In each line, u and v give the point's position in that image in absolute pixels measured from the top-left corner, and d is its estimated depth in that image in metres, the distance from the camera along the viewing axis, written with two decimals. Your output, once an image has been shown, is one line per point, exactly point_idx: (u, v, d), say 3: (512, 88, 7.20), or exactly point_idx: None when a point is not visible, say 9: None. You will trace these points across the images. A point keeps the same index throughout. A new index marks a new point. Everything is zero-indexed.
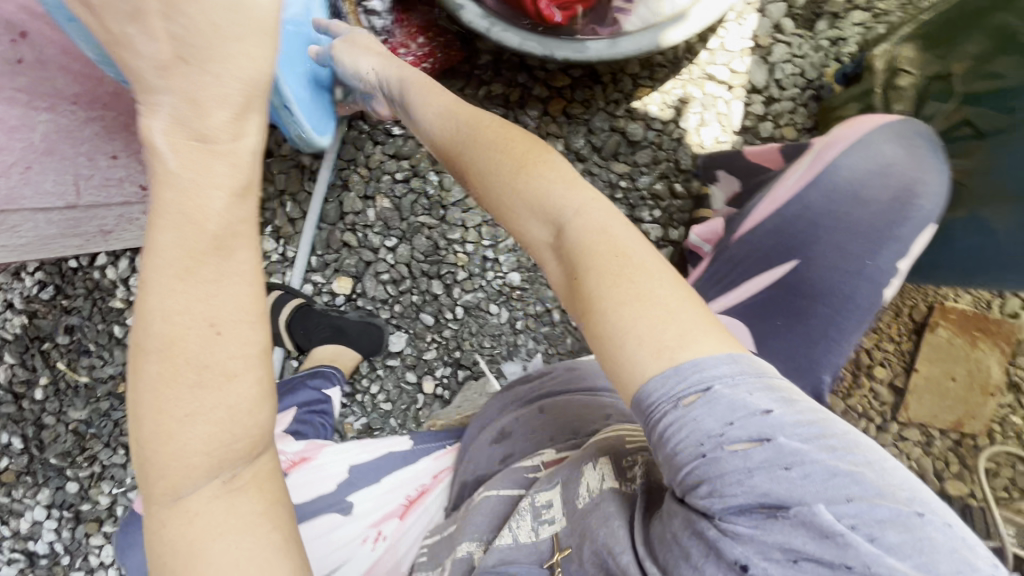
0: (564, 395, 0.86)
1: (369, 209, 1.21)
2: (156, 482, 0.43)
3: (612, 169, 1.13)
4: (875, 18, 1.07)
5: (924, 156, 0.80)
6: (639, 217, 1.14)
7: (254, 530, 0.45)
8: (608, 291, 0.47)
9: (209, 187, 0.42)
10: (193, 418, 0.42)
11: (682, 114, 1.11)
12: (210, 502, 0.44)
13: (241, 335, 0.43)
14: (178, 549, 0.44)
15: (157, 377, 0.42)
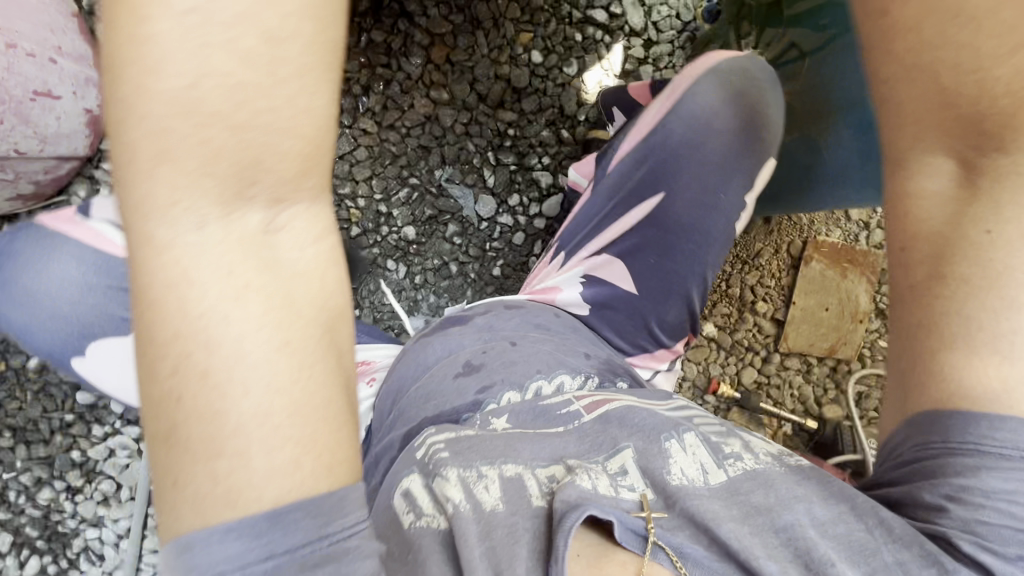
0: (528, 335, 0.88)
1: None
2: (137, 195, 0.38)
3: (499, 116, 1.13)
4: None
5: (748, 87, 0.90)
6: (529, 164, 1.15)
7: (278, 325, 0.41)
8: (1007, 311, 0.55)
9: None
10: (188, 104, 0.37)
11: (564, 58, 1.11)
12: (222, 258, 0.40)
13: (273, 79, 0.38)
14: (166, 300, 0.39)
15: (171, 116, 0.37)
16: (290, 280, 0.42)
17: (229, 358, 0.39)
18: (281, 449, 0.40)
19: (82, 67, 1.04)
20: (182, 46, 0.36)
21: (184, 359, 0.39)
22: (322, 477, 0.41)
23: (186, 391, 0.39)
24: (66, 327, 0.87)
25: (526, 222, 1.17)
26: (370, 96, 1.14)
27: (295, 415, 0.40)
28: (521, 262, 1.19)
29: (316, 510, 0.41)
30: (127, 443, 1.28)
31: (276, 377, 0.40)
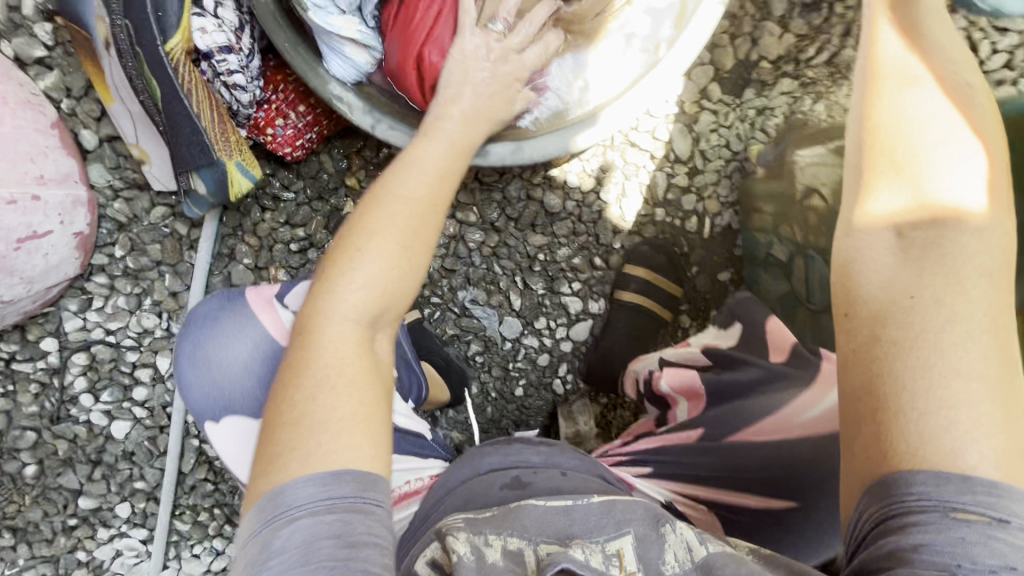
0: (588, 478, 0.72)
1: (261, 282, 1.07)
2: (306, 317, 0.58)
3: (529, 240, 1.06)
4: (804, 87, 0.97)
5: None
6: (558, 290, 1.09)
7: (353, 420, 0.53)
8: (928, 324, 0.46)
9: (435, 191, 0.65)
10: (348, 271, 0.58)
11: (601, 184, 1.03)
12: (340, 363, 0.55)
13: (408, 246, 0.61)
14: (290, 380, 0.56)
15: (372, 231, 0.60)
16: (362, 381, 0.55)
17: (318, 418, 0.52)
18: (351, 436, 0.52)
19: (68, 188, 0.93)
20: (398, 197, 0.62)
21: (321, 380, 0.55)
22: (369, 465, 0.52)
23: (311, 402, 0.53)
24: (218, 406, 0.74)
25: (552, 344, 1.13)
26: None
27: (371, 429, 0.54)
28: (544, 383, 1.15)
29: (363, 482, 0.50)
30: (133, 545, 1.23)
31: (365, 404, 0.55)
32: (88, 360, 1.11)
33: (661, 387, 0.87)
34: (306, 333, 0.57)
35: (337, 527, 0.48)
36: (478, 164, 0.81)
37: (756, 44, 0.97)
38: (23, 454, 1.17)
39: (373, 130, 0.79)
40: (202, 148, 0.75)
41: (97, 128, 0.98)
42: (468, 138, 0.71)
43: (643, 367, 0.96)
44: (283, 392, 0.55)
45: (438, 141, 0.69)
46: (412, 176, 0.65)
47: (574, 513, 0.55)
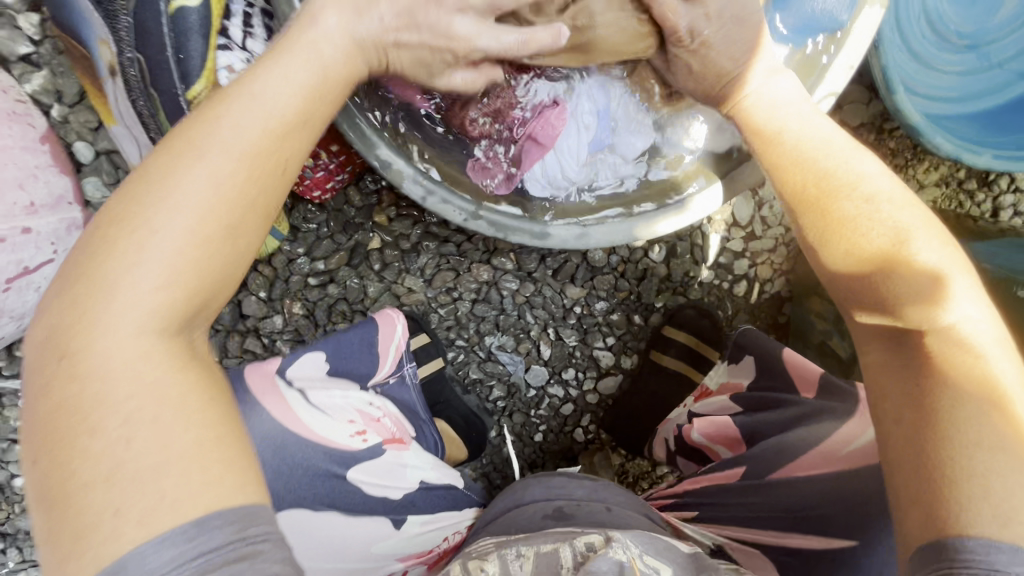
0: (631, 518, 0.68)
1: (275, 313, 0.99)
2: (71, 334, 0.37)
3: (566, 291, 0.99)
4: (884, 158, 0.89)
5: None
6: (591, 343, 1.03)
7: (176, 470, 0.35)
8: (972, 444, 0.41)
9: (283, 153, 0.43)
10: (140, 272, 0.37)
11: (652, 241, 0.96)
12: (128, 398, 0.36)
13: (233, 233, 0.41)
14: (57, 427, 0.35)
15: (180, 184, 0.39)
16: (181, 426, 0.36)
17: (127, 497, 0.34)
18: (203, 484, 0.35)
19: (61, 212, 0.82)
20: (226, 133, 0.41)
21: (108, 424, 0.35)
22: (238, 498, 0.36)
23: (116, 458, 0.34)
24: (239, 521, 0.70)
25: (578, 395, 1.07)
26: (420, 257, 0.97)
27: (216, 455, 0.36)
28: (565, 431, 1.09)
29: (239, 519, 0.35)
30: None
31: (208, 417, 0.37)
32: None
33: (693, 437, 0.80)
34: (72, 356, 0.36)
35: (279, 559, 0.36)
36: (535, 245, 0.75)
37: (839, 109, 0.88)
38: (13, 465, 1.11)
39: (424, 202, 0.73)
40: None
41: (94, 139, 0.86)
42: (346, 67, 0.49)
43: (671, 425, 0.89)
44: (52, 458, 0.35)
45: (284, 59, 0.45)
46: (251, 104, 0.42)
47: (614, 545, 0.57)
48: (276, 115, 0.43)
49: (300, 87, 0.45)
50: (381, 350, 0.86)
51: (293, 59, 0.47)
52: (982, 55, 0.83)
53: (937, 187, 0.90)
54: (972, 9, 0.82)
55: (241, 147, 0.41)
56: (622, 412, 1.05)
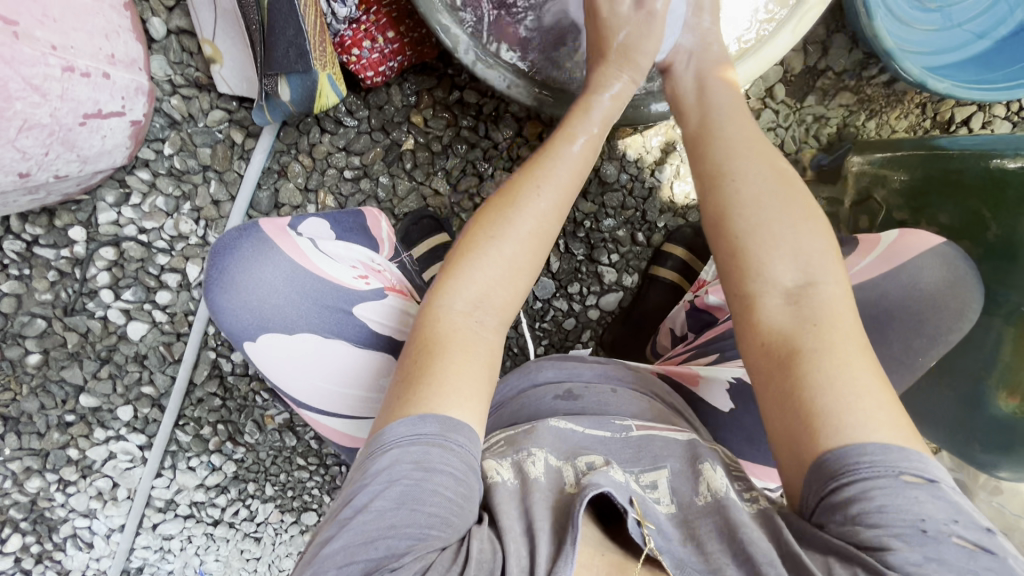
0: (633, 395, 0.77)
1: (309, 205, 1.06)
2: (448, 282, 0.63)
3: (578, 206, 1.09)
4: (861, 103, 1.03)
5: (969, 296, 0.67)
6: (597, 259, 1.12)
7: (465, 381, 0.57)
8: (821, 345, 0.54)
9: (564, 205, 0.69)
10: (487, 258, 0.63)
11: (661, 163, 1.08)
12: (456, 329, 0.60)
13: (534, 255, 0.66)
14: (432, 325, 0.60)
15: (499, 226, 0.65)
16: (473, 353, 0.59)
17: (437, 393, 0.55)
18: (468, 392, 0.56)
19: (133, 74, 0.90)
20: (541, 189, 0.68)
21: (447, 348, 0.58)
22: (459, 411, 0.55)
23: (444, 364, 0.57)
24: (254, 327, 0.63)
25: (581, 310, 1.15)
26: (449, 158, 1.05)
27: (472, 392, 0.57)
28: (565, 346, 1.16)
29: (447, 424, 0.54)
30: (128, 450, 1.24)
31: (483, 368, 0.59)
32: (116, 255, 1.09)
33: (707, 300, 0.91)
34: (446, 293, 0.62)
35: (415, 454, 0.52)
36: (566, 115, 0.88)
37: (826, 53, 1.01)
38: (28, 341, 1.14)
39: (474, 69, 0.85)
40: (299, 53, 0.74)
41: (167, 18, 0.95)
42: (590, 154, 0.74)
43: (677, 317, 0.98)
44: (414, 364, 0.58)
45: (567, 147, 0.72)
46: (554, 177, 0.70)
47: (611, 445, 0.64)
48: (561, 175, 0.70)
49: (571, 181, 0.71)
50: (376, 233, 0.84)
51: (564, 139, 0.73)
52: (946, 15, 0.98)
53: (907, 133, 1.04)
54: None
55: (543, 192, 0.68)
56: (622, 326, 1.13)
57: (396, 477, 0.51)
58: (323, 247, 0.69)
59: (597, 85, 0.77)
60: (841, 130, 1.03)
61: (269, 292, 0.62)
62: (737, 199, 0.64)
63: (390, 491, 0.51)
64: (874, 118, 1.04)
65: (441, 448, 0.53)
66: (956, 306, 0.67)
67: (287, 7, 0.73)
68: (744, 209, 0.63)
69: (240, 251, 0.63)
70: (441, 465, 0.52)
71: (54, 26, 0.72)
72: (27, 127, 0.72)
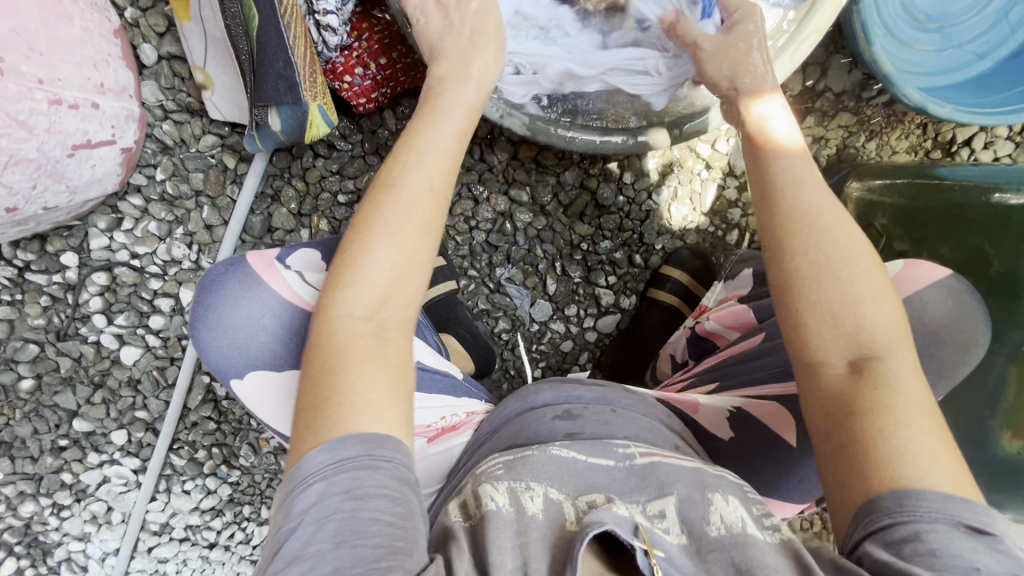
0: (634, 419, 0.74)
1: (302, 228, 1.05)
2: (332, 292, 0.59)
3: (574, 228, 1.08)
4: (861, 124, 1.02)
5: (974, 331, 0.62)
6: (594, 281, 1.11)
7: (371, 391, 0.54)
8: (895, 405, 0.52)
9: (451, 178, 0.65)
10: (374, 253, 0.59)
11: (658, 185, 1.07)
12: (351, 341, 0.56)
13: (427, 232, 0.61)
14: (320, 345, 0.57)
15: (382, 223, 0.60)
16: (378, 359, 0.56)
17: (348, 411, 0.53)
18: (380, 401, 0.54)
19: (123, 102, 0.89)
20: (416, 169, 0.63)
21: (345, 362, 0.55)
22: (373, 427, 0.52)
23: (349, 380, 0.54)
24: (244, 364, 0.61)
25: (578, 332, 1.13)
26: None
27: (394, 392, 0.55)
28: (563, 368, 1.15)
29: (370, 441, 0.51)
30: (122, 474, 1.23)
31: (388, 369, 0.56)
32: (108, 280, 1.08)
33: (707, 326, 0.90)
34: (329, 304, 0.58)
35: (343, 482, 0.50)
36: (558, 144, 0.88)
37: (824, 75, 1.00)
38: (21, 366, 1.13)
39: None
40: (288, 85, 0.73)
41: (158, 44, 0.95)
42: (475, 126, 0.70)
43: (677, 343, 0.97)
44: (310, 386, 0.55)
45: (442, 121, 0.67)
46: (430, 153, 0.65)
47: (615, 475, 0.62)
48: (440, 150, 0.65)
49: (450, 154, 0.66)
50: None
51: (447, 113, 0.69)
52: (947, 36, 0.97)
53: (907, 154, 1.02)
54: None
55: (420, 167, 0.63)
56: (620, 348, 1.11)
57: (331, 511, 0.49)
58: (312, 279, 0.64)
59: (476, 61, 0.73)
60: (841, 151, 1.02)
61: (257, 331, 0.61)
62: (806, 264, 0.58)
63: (322, 531, 0.48)
64: (874, 139, 1.02)
65: (369, 470, 0.50)
66: (961, 341, 0.62)
67: (276, 39, 0.71)
68: (815, 276, 0.57)
69: (226, 288, 0.62)
70: (372, 491, 0.50)
71: (41, 60, 0.71)
72: (14, 163, 0.71)
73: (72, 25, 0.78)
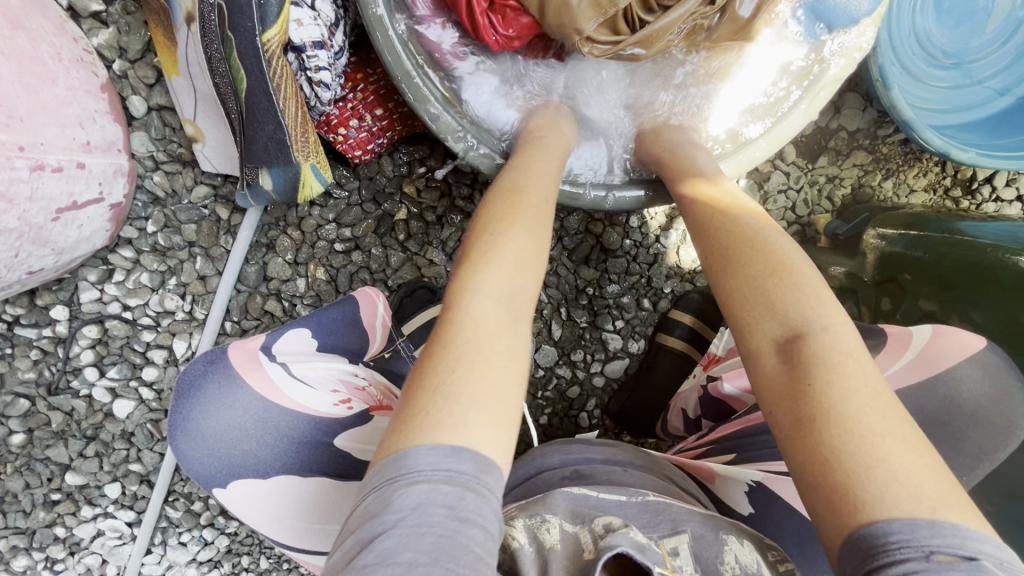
0: (644, 480, 0.71)
1: (298, 278, 1.02)
2: (453, 295, 0.55)
3: (580, 273, 1.04)
4: (877, 163, 0.98)
5: (1014, 413, 0.61)
6: (601, 326, 1.07)
7: (491, 401, 0.48)
8: (845, 402, 0.46)
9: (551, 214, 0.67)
10: (497, 261, 0.57)
11: (667, 228, 1.03)
12: (473, 342, 0.51)
13: (542, 255, 0.61)
14: (445, 345, 0.51)
15: (508, 237, 0.60)
16: (496, 365, 0.50)
17: (462, 420, 0.46)
18: (488, 415, 0.47)
19: (111, 157, 0.86)
20: (528, 198, 0.66)
21: (464, 365, 0.49)
22: (486, 444, 0.45)
23: (465, 385, 0.48)
24: (223, 474, 0.58)
25: (585, 377, 1.09)
26: (444, 229, 1.00)
27: (498, 414, 0.47)
28: (570, 415, 1.10)
29: (483, 462, 0.44)
30: (117, 526, 1.19)
31: (509, 386, 0.50)
32: (99, 333, 1.04)
33: (722, 389, 0.83)
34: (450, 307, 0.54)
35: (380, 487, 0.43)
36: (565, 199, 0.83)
37: (838, 114, 0.96)
38: (12, 421, 1.10)
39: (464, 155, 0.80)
40: (279, 147, 0.70)
41: (148, 95, 0.92)
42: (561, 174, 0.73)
43: (690, 398, 0.91)
44: (420, 372, 0.49)
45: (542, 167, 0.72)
46: (539, 189, 0.68)
47: (627, 509, 0.60)
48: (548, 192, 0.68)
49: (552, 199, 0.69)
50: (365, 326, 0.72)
51: (543, 162, 0.73)
52: (966, 72, 0.93)
53: (926, 193, 0.98)
54: (958, 29, 0.91)
55: (529, 198, 0.66)
56: (630, 395, 1.07)
57: (406, 517, 0.40)
58: (299, 371, 0.63)
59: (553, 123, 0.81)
60: (856, 192, 0.98)
61: (240, 437, 0.58)
62: (723, 254, 0.61)
63: (418, 541, 0.40)
64: (891, 179, 0.98)
65: (476, 493, 0.42)
66: (1001, 421, 0.61)
67: (265, 101, 0.68)
68: (740, 261, 0.60)
69: (204, 392, 0.59)
70: (475, 512, 0.42)
71: (21, 126, 0.68)
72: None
73: (56, 85, 0.75)
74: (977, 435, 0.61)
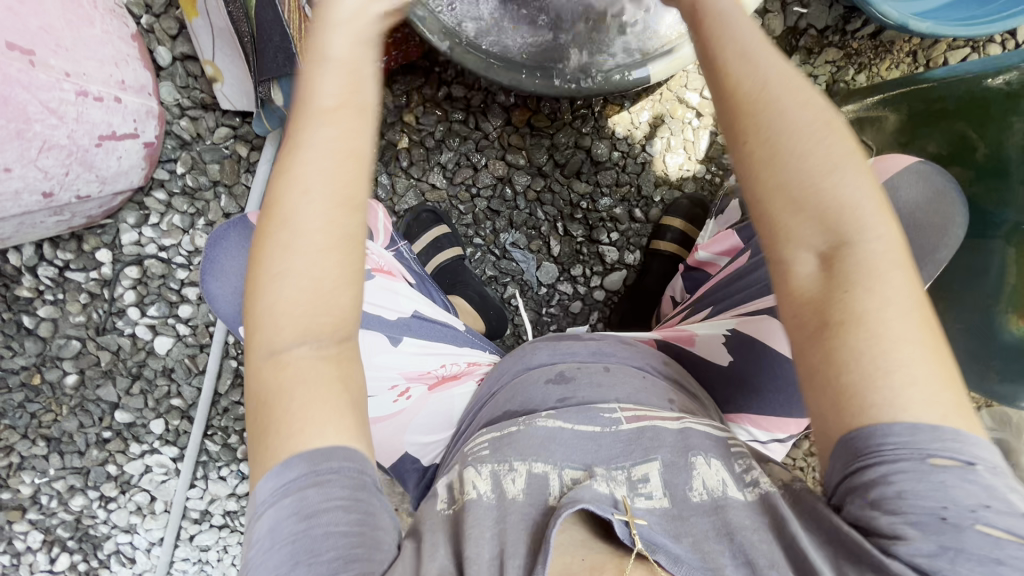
0: (627, 367, 0.74)
1: None
2: (253, 329, 0.50)
3: (573, 187, 1.11)
4: (849, 57, 1.03)
5: (951, 211, 0.71)
6: (597, 239, 1.12)
7: (315, 417, 0.48)
8: (873, 314, 0.45)
9: (344, 139, 0.49)
10: (286, 258, 0.48)
11: (652, 137, 1.09)
12: (287, 370, 0.49)
13: (343, 214, 0.49)
14: (266, 390, 0.49)
15: (284, 225, 0.48)
16: (310, 386, 0.48)
17: (300, 446, 0.47)
18: (319, 410, 0.48)
19: (142, 99, 0.97)
20: (303, 148, 0.48)
21: (288, 403, 0.48)
22: (324, 442, 0.47)
23: (291, 414, 0.48)
24: None
25: (586, 292, 1.14)
26: (443, 152, 1.10)
27: (332, 416, 0.48)
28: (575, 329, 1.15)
29: (318, 455, 0.47)
30: (163, 462, 1.28)
31: (333, 384, 0.49)
32: (139, 273, 1.16)
33: (698, 257, 0.96)
34: (250, 338, 0.50)
35: (289, 505, 0.46)
36: (545, 90, 0.91)
37: (806, 13, 1.01)
38: (65, 363, 1.21)
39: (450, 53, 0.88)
40: (287, 55, 0.79)
41: (172, 46, 1.03)
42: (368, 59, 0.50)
43: (676, 285, 1.02)
44: (255, 421, 0.49)
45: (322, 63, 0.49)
46: (321, 120, 0.49)
47: (601, 442, 0.59)
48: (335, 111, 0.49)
49: (349, 113, 0.49)
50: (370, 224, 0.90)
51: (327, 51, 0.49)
52: None
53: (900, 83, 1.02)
54: None
55: (314, 141, 0.48)
56: (631, 304, 1.12)
57: (285, 532, 0.45)
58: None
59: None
60: (831, 87, 1.04)
61: None
62: (757, 144, 0.48)
63: (276, 554, 0.44)
64: (862, 73, 1.03)
65: (320, 485, 0.46)
66: (937, 222, 0.70)
67: (272, 15, 0.78)
68: (780, 155, 0.47)
69: (229, 242, 0.73)
70: (326, 504, 0.46)
71: (67, 55, 0.79)
72: (46, 148, 0.78)
73: (93, 27, 0.86)
74: (927, 242, 0.70)
